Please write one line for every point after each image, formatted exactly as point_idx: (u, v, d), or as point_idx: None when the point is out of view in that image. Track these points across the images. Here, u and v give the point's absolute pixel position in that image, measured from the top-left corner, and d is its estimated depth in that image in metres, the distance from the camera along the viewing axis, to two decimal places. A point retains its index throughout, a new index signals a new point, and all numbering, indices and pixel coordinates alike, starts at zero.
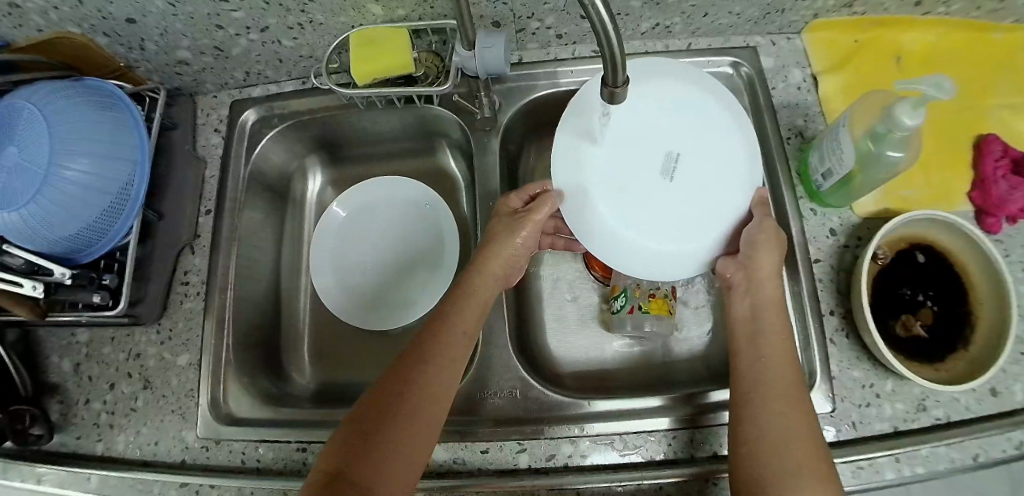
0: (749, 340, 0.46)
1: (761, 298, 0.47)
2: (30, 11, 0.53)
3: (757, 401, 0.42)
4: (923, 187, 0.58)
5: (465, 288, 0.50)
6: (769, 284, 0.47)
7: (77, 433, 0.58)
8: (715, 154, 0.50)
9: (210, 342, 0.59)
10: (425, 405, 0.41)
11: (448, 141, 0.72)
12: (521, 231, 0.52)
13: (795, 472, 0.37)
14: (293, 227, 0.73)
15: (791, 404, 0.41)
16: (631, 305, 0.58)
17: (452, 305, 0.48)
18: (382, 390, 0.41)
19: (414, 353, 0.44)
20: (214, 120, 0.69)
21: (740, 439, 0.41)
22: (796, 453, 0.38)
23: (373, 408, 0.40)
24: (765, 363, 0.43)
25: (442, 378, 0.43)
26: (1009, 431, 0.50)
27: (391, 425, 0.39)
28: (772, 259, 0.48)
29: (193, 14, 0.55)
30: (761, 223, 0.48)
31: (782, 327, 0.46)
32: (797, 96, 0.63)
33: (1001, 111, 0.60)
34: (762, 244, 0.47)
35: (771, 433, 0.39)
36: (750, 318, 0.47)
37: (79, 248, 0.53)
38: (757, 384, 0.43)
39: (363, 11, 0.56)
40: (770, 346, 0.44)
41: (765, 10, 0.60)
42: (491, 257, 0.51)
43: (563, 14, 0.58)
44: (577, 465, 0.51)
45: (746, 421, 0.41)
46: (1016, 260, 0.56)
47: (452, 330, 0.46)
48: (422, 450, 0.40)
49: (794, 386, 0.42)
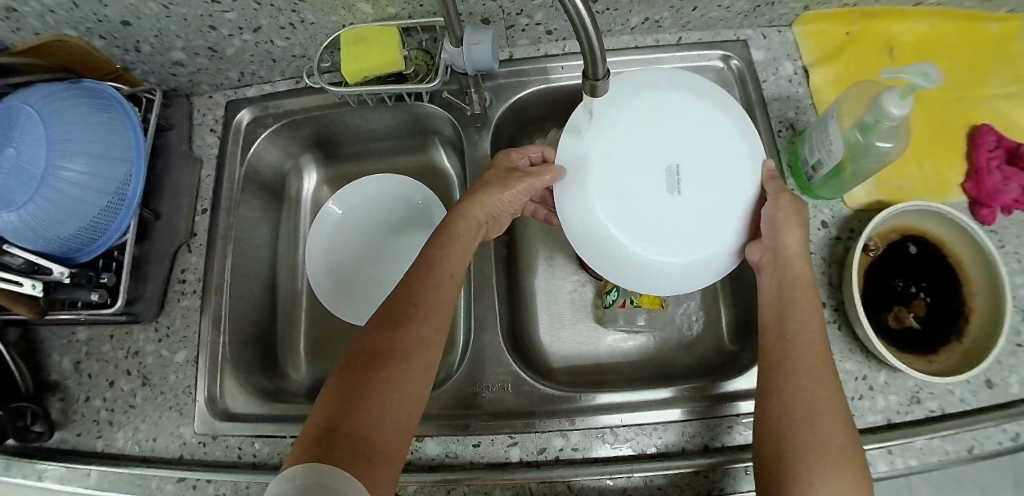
0: (777, 315, 0.44)
1: (788, 276, 0.45)
2: (27, 14, 0.54)
3: (783, 376, 0.41)
4: (916, 177, 0.58)
5: (447, 231, 0.49)
6: (798, 263, 0.45)
7: (77, 430, 0.58)
8: (714, 157, 0.50)
9: (207, 339, 0.60)
10: (416, 359, 0.41)
11: (439, 138, 0.72)
12: (511, 186, 0.50)
13: (807, 449, 0.37)
14: (290, 225, 0.74)
15: (815, 381, 0.40)
16: (622, 299, 0.59)
17: (434, 252, 0.47)
18: (365, 353, 0.40)
19: (395, 310, 0.43)
20: (210, 120, 0.69)
21: (767, 414, 0.40)
22: (818, 427, 0.38)
23: (357, 369, 0.39)
24: (795, 338, 0.42)
25: (432, 332, 0.42)
26: (1004, 423, 0.49)
27: (382, 384, 0.38)
28: (796, 237, 0.45)
29: (186, 15, 0.56)
30: (777, 200, 0.47)
31: (811, 308, 0.44)
32: (788, 89, 0.62)
33: (996, 101, 0.60)
34: (784, 223, 0.46)
35: (795, 408, 0.39)
36: (777, 298, 0.45)
37: (77, 247, 0.54)
38: (783, 359, 0.42)
39: (354, 10, 0.57)
40: (796, 322, 0.43)
41: (754, 3, 0.60)
42: (475, 203, 0.50)
43: (552, 10, 0.58)
44: (568, 458, 0.51)
45: (773, 398, 0.41)
46: (1010, 250, 0.56)
47: (437, 280, 0.45)
48: (412, 407, 0.40)
49: (817, 358, 0.41)
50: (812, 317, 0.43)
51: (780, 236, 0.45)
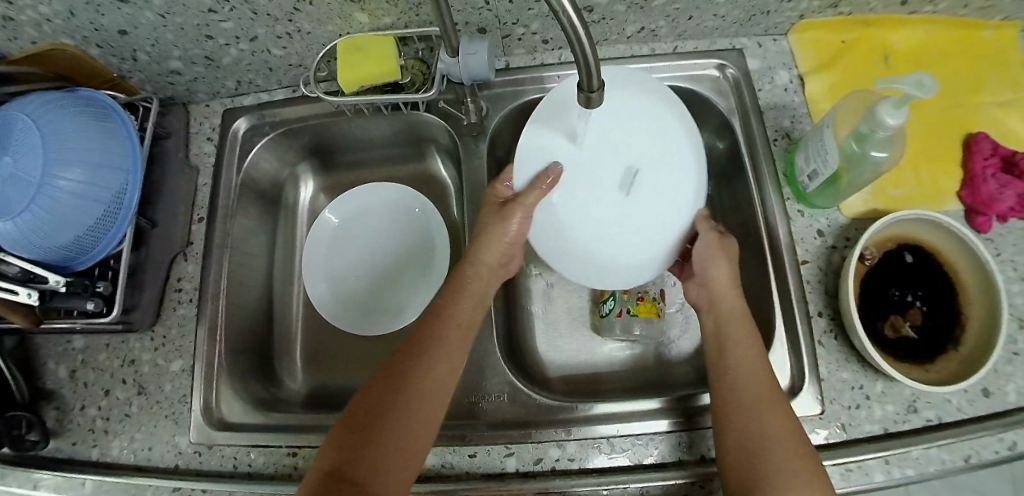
0: (717, 350, 0.48)
1: (722, 312, 0.50)
2: (24, 23, 0.54)
3: (736, 408, 0.43)
4: (911, 185, 0.58)
5: (458, 279, 0.52)
6: (729, 294, 0.50)
7: (72, 439, 0.58)
8: (672, 159, 0.49)
9: (203, 347, 0.60)
10: (424, 402, 0.42)
11: (436, 146, 0.72)
12: (511, 219, 0.51)
13: (776, 480, 0.39)
14: (287, 233, 0.74)
15: (774, 412, 0.42)
16: (619, 308, 0.59)
17: (445, 301, 0.50)
18: (373, 395, 0.42)
19: (405, 353, 0.45)
20: (207, 128, 0.70)
21: (729, 448, 0.42)
22: (782, 457, 0.40)
23: (365, 411, 0.41)
24: (741, 368, 0.46)
25: (440, 375, 0.44)
26: (1001, 432, 0.49)
27: (388, 427, 0.40)
28: (725, 271, 0.51)
29: (183, 24, 0.56)
30: (706, 238, 0.51)
31: (751, 340, 0.48)
32: (783, 97, 0.63)
33: (991, 108, 0.60)
34: (712, 260, 0.51)
35: (754, 439, 0.41)
36: (715, 329, 0.50)
37: (73, 255, 0.54)
38: (737, 391, 0.44)
39: (350, 19, 0.57)
40: (738, 355, 0.47)
41: (750, 12, 0.60)
42: (481, 256, 0.53)
43: (548, 20, 0.58)
44: (565, 469, 0.51)
45: (732, 430, 0.43)
46: (1006, 258, 0.56)
47: (448, 325, 0.48)
48: (416, 448, 0.41)
49: (769, 390, 0.44)
50: (752, 349, 0.47)
51: (708, 272, 0.51)
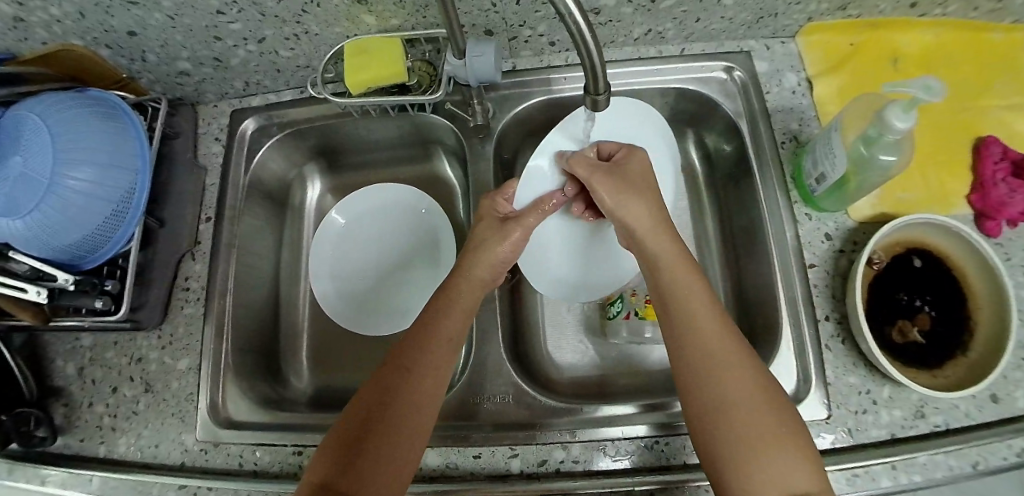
0: (662, 312, 0.47)
1: (654, 258, 0.48)
2: (35, 24, 0.55)
3: (689, 378, 0.42)
4: (920, 189, 0.58)
5: (449, 291, 0.51)
6: (661, 241, 0.49)
7: (80, 436, 0.59)
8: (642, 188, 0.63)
9: (210, 346, 0.60)
10: (410, 418, 0.43)
11: (443, 148, 0.72)
12: (510, 237, 0.53)
13: (738, 459, 0.38)
14: (293, 233, 0.75)
15: (728, 381, 0.41)
16: (626, 310, 0.61)
17: (433, 313, 0.49)
18: (360, 409, 0.43)
19: (391, 367, 0.46)
20: (215, 128, 0.70)
21: (693, 423, 0.42)
22: (740, 433, 0.39)
23: (353, 427, 0.43)
24: (691, 331, 0.44)
25: (424, 385, 0.45)
26: (1010, 438, 0.49)
27: (374, 444, 0.41)
28: (640, 213, 0.50)
29: (191, 26, 0.56)
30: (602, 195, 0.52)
31: (696, 295, 0.46)
32: (792, 100, 0.62)
33: (1001, 112, 0.59)
34: (630, 206, 0.50)
35: (709, 414, 0.41)
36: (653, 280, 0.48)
37: (82, 254, 0.54)
38: (688, 358, 0.43)
39: (358, 21, 0.57)
40: (682, 316, 0.45)
41: (757, 15, 0.60)
42: (477, 261, 0.53)
43: (554, 22, 0.58)
44: (568, 471, 0.51)
45: (690, 402, 0.42)
46: (1016, 263, 0.55)
47: (435, 338, 0.47)
48: (406, 455, 0.42)
49: (727, 357, 0.42)
50: (699, 305, 0.45)
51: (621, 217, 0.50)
